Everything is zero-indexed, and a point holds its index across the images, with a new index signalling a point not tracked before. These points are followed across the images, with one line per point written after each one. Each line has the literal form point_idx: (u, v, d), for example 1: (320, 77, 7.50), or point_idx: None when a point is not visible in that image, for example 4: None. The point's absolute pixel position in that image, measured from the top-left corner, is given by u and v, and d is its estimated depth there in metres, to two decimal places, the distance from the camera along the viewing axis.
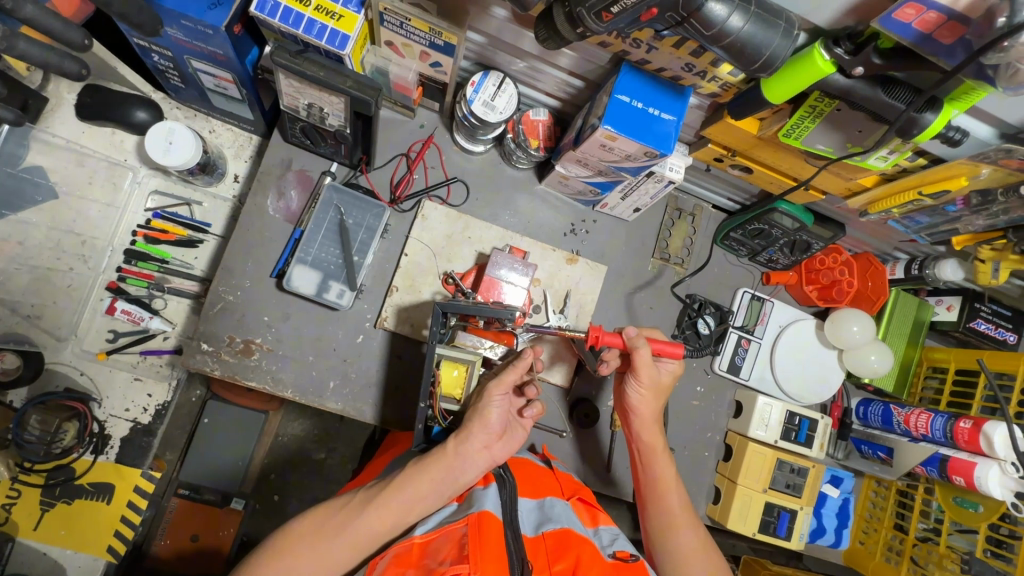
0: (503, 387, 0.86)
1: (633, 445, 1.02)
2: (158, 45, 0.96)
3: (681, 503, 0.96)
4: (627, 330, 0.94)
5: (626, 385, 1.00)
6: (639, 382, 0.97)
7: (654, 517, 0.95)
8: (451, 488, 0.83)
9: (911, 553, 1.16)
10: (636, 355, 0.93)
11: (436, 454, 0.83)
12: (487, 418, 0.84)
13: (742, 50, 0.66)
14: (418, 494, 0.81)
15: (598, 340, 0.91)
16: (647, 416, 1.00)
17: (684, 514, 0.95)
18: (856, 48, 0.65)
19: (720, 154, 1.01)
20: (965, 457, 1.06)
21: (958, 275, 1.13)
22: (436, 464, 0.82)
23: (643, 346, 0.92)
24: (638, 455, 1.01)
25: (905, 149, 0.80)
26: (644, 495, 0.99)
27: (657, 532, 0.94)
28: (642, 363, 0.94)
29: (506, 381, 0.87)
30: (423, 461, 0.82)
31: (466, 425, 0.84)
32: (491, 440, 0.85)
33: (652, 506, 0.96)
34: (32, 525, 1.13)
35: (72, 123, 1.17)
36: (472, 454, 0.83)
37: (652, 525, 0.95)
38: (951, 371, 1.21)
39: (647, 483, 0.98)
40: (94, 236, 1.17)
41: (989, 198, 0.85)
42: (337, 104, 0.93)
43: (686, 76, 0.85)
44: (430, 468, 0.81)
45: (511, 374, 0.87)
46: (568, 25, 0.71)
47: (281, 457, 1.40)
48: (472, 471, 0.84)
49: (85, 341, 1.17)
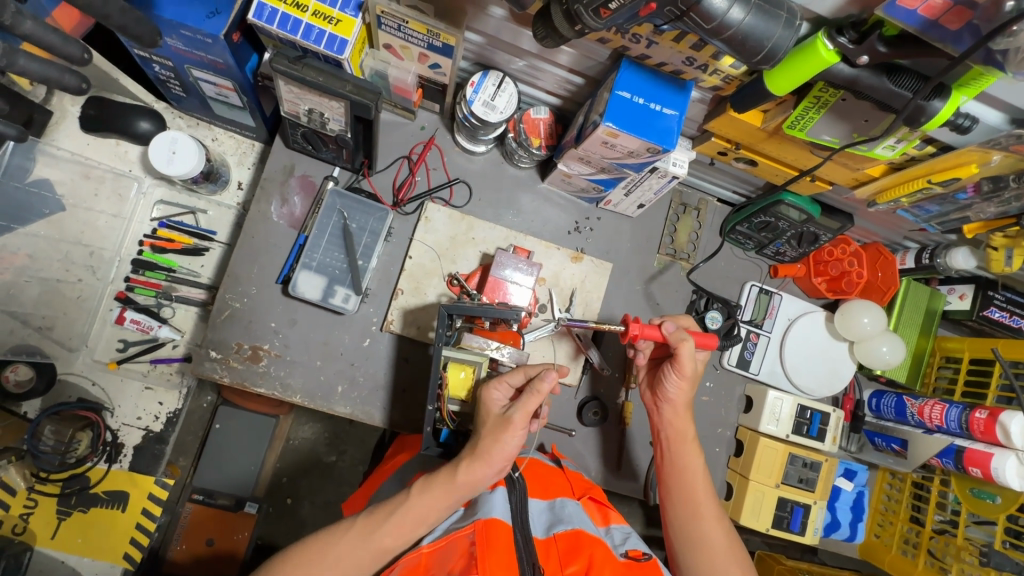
0: (525, 417, 0.79)
1: (661, 435, 1.02)
2: (159, 55, 0.96)
3: (708, 492, 0.95)
4: (667, 324, 0.95)
5: (664, 376, 1.01)
6: (678, 372, 0.98)
7: (679, 506, 0.94)
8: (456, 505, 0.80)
9: (928, 546, 1.15)
10: (680, 348, 0.94)
11: (447, 471, 0.79)
12: (504, 450, 0.77)
13: (743, 42, 0.65)
14: (424, 514, 0.79)
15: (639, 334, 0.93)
16: (681, 407, 1.01)
17: (709, 504, 0.94)
18: (860, 36, 0.64)
19: (723, 148, 0.99)
20: (982, 448, 1.04)
21: (969, 264, 1.10)
22: (445, 487, 0.79)
23: (687, 339, 0.94)
24: (666, 444, 1.01)
25: (912, 138, 0.79)
26: (667, 484, 0.98)
27: (681, 521, 0.93)
28: (685, 357, 0.95)
29: (527, 409, 0.79)
30: (430, 479, 0.80)
31: (478, 450, 0.78)
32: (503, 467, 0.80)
33: (676, 495, 0.96)
34: (50, 534, 1.15)
35: (76, 136, 1.17)
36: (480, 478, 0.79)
37: (675, 515, 0.94)
38: (965, 361, 1.19)
39: (673, 471, 0.97)
40: (102, 247, 1.17)
41: (1001, 185, 0.83)
42: (337, 108, 0.93)
43: (688, 70, 0.84)
44: (437, 489, 0.79)
45: (531, 400, 0.80)
46: (567, 23, 0.70)
47: (294, 461, 1.42)
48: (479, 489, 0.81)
49: (95, 351, 1.18)
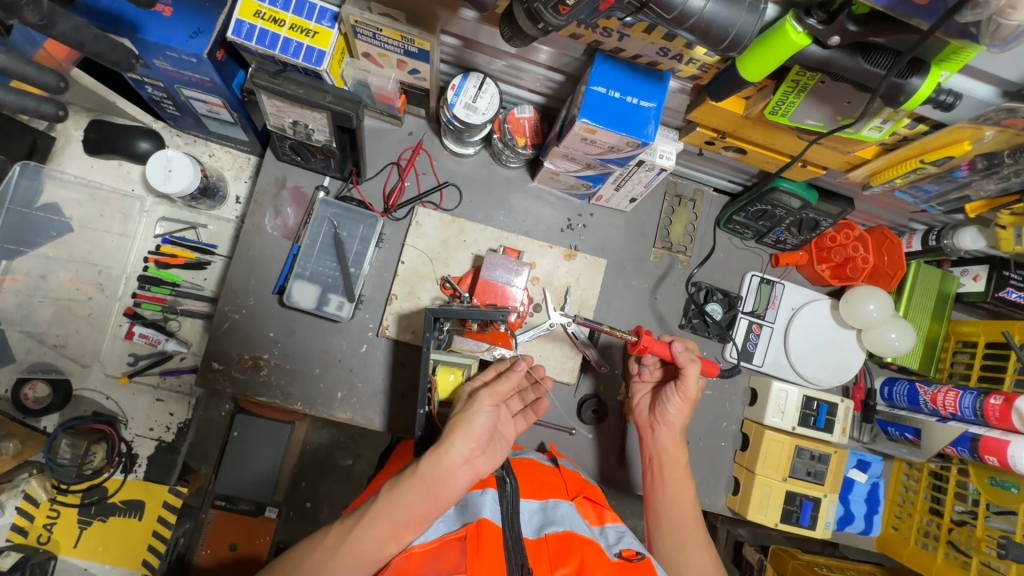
0: (495, 398, 0.82)
1: (653, 459, 1.01)
2: (149, 77, 0.99)
3: (696, 519, 0.94)
4: (676, 344, 0.97)
5: (664, 399, 1.02)
6: (681, 394, 0.99)
7: (669, 534, 0.93)
8: (434, 505, 0.76)
9: (948, 538, 1.11)
10: (686, 370, 0.96)
11: (421, 468, 0.76)
12: (470, 428, 0.78)
13: (707, 30, 0.63)
14: (399, 517, 0.75)
15: (647, 346, 0.95)
16: (679, 432, 1.00)
17: (697, 530, 0.93)
18: (828, 17, 0.61)
19: (709, 138, 0.97)
20: (998, 436, 1.00)
21: (978, 244, 1.06)
22: (416, 485, 0.76)
23: (693, 363, 0.96)
24: (658, 467, 0.99)
25: (899, 117, 0.76)
26: (656, 507, 0.96)
27: (669, 550, 0.91)
28: (691, 381, 0.97)
29: (499, 392, 0.83)
30: (398, 483, 0.76)
31: (443, 438, 0.78)
32: (474, 453, 0.78)
33: (666, 522, 0.94)
34: (72, 543, 1.20)
35: (80, 159, 1.21)
36: (455, 467, 0.77)
37: (664, 544, 0.92)
38: (980, 345, 1.14)
39: (664, 497, 0.96)
40: (109, 265, 1.21)
41: (996, 162, 0.79)
42: (320, 119, 0.94)
43: (663, 61, 0.82)
44: (407, 490, 0.75)
45: (505, 385, 0.84)
46: (530, 21, 0.69)
47: (307, 466, 1.45)
48: (457, 486, 0.77)
49: (108, 366, 1.22)
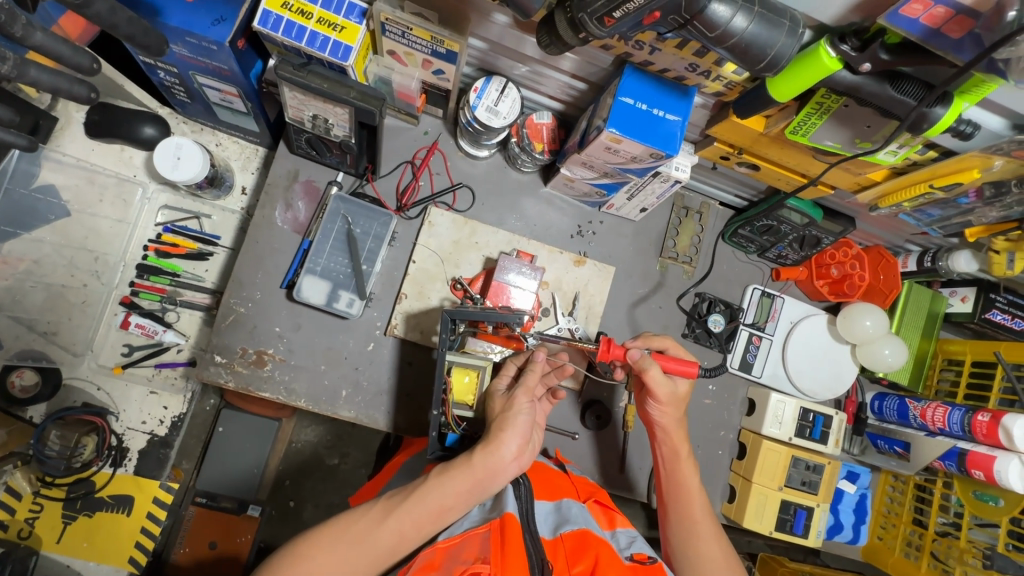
0: (528, 393, 0.87)
1: (657, 455, 1.03)
2: (164, 62, 0.97)
3: (705, 512, 0.95)
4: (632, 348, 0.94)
5: (646, 402, 1.02)
6: (657, 399, 0.98)
7: (677, 524, 0.95)
8: (479, 496, 0.78)
9: (931, 548, 1.16)
10: (646, 375, 0.94)
11: (466, 458, 0.78)
12: (517, 424, 0.81)
13: (746, 50, 0.65)
14: (443, 503, 0.77)
15: (608, 352, 0.92)
16: (672, 428, 1.00)
17: (707, 522, 0.94)
18: (862, 44, 0.64)
19: (725, 153, 1.00)
20: (985, 451, 1.05)
21: (971, 267, 1.11)
22: (465, 475, 0.77)
23: (651, 366, 0.92)
24: (661, 462, 1.02)
25: (915, 144, 0.79)
26: (667, 502, 0.99)
27: (679, 539, 0.94)
28: (654, 383, 0.95)
29: (530, 386, 0.88)
30: (448, 470, 0.78)
31: (493, 436, 0.80)
32: (522, 450, 0.81)
33: (675, 516, 0.96)
34: (55, 538, 1.16)
35: (80, 142, 1.17)
36: (504, 463, 0.79)
37: (674, 537, 0.95)
38: (967, 363, 1.20)
39: (670, 488, 0.99)
40: (106, 252, 1.18)
41: (1003, 190, 0.83)
42: (342, 114, 0.93)
43: (691, 76, 0.84)
44: (457, 478, 0.77)
45: (533, 379, 0.89)
46: (571, 30, 0.70)
47: (296, 464, 1.43)
48: (503, 479, 0.80)
49: (101, 355, 1.19)
